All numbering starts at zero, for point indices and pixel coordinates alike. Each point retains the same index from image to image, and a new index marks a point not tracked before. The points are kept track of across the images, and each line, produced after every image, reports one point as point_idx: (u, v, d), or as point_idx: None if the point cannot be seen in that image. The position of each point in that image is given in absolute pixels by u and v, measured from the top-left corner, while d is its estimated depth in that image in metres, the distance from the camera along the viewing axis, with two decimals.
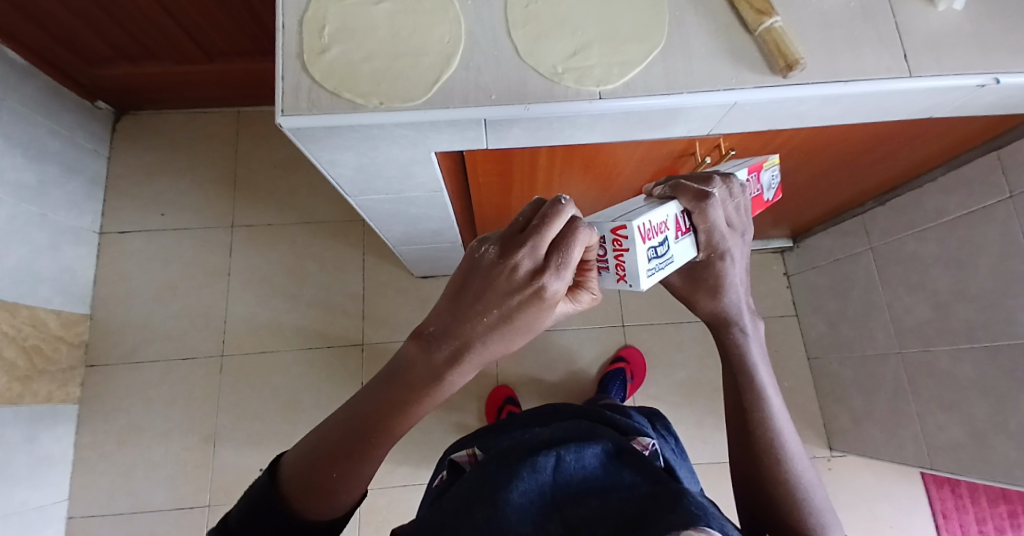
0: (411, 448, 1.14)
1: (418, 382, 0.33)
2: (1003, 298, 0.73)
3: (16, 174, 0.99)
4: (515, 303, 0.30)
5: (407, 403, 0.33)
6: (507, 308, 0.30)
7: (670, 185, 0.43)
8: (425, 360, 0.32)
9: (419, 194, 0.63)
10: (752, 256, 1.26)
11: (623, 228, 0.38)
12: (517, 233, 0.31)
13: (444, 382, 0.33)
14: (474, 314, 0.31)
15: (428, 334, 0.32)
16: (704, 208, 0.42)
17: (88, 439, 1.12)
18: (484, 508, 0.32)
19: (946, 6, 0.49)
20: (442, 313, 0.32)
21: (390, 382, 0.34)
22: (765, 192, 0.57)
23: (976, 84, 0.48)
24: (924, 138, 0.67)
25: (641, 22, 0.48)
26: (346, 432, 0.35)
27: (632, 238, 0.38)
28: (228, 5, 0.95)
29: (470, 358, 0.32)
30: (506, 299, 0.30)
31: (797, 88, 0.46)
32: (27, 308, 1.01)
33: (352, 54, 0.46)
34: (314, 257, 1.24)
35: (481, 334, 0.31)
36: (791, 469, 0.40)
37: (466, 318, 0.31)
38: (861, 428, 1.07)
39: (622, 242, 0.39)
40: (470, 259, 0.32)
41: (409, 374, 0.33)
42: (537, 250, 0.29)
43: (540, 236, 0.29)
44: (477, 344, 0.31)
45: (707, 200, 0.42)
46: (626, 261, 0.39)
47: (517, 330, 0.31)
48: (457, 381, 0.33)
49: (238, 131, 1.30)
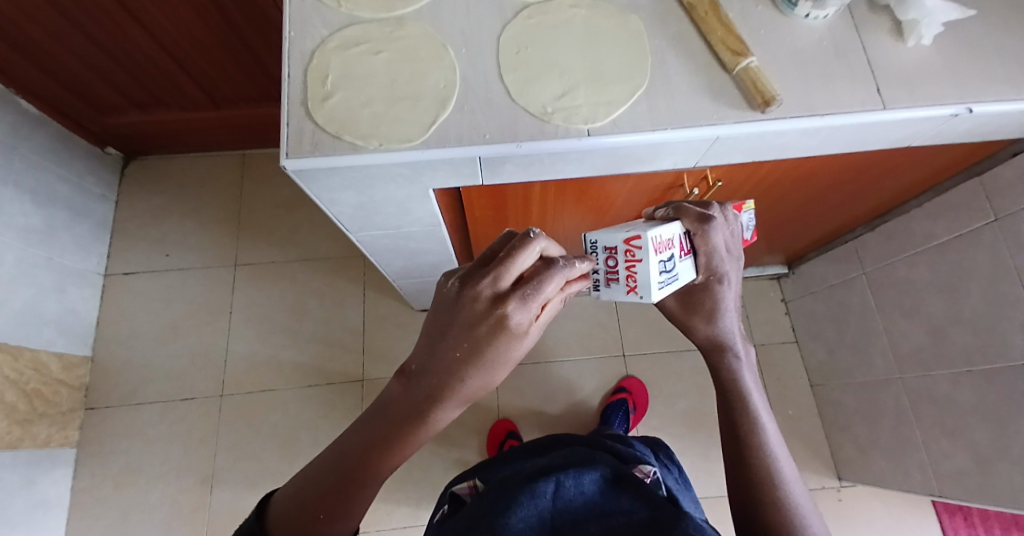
0: (410, 487, 1.11)
1: (402, 417, 0.34)
2: (998, 321, 0.73)
3: (26, 219, 1.02)
4: (482, 333, 0.31)
5: (392, 439, 0.35)
6: (475, 340, 0.32)
7: (674, 208, 0.46)
8: (408, 396, 0.34)
9: (416, 229, 0.65)
10: (748, 284, 1.27)
11: (638, 239, 0.39)
12: (483, 266, 0.33)
13: (427, 417, 0.34)
14: (447, 349, 0.33)
15: (410, 372, 0.35)
16: (706, 230, 0.44)
17: (83, 483, 1.10)
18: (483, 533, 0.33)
19: (915, 41, 0.53)
20: (422, 350, 0.34)
21: (377, 419, 0.35)
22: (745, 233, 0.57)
23: (949, 113, 0.51)
24: (904, 166, 0.70)
25: (626, 65, 0.51)
26: (333, 469, 0.35)
27: (646, 248, 0.39)
28: (237, 57, 1.01)
29: (449, 394, 0.34)
30: (475, 330, 0.32)
31: (775, 122, 0.49)
32: (29, 351, 1.01)
33: (353, 99, 0.49)
34: (314, 293, 1.25)
35: (455, 369, 0.33)
36: (789, 495, 0.40)
37: (440, 351, 0.33)
38: (868, 457, 1.05)
39: (635, 253, 0.39)
40: (440, 295, 0.34)
41: (393, 410, 0.35)
42: (499, 279, 0.31)
43: (503, 267, 0.31)
44: (453, 379, 0.33)
45: (709, 222, 0.44)
46: (637, 273, 0.39)
47: (489, 362, 0.32)
48: (443, 416, 0.35)
49: (242, 172, 1.34)
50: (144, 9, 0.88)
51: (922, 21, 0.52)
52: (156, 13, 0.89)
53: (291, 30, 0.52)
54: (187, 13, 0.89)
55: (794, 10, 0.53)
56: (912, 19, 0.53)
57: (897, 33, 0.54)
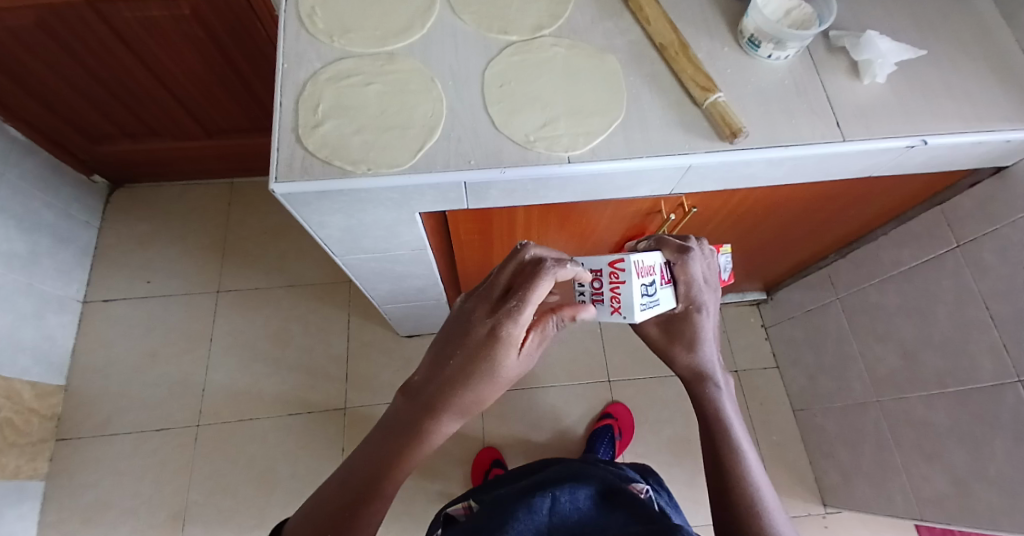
0: (391, 519, 1.08)
1: (404, 430, 0.36)
2: (967, 345, 0.76)
3: (8, 245, 1.01)
4: (479, 344, 0.34)
5: (395, 454, 0.35)
6: (471, 350, 0.34)
7: (655, 241, 0.51)
8: (413, 406, 0.36)
9: (403, 252, 0.66)
10: (729, 310, 1.30)
11: (621, 261, 0.42)
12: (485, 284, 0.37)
13: (427, 429, 0.36)
14: (448, 360, 0.35)
15: (414, 386, 0.37)
16: (684, 261, 0.49)
17: (49, 520, 1.05)
18: None
19: (871, 80, 0.57)
20: (427, 364, 0.37)
21: (383, 432, 0.37)
22: (723, 273, 0.64)
23: (905, 145, 0.55)
24: (868, 196, 0.74)
25: (603, 99, 0.54)
26: (338, 490, 0.35)
27: (628, 271, 0.42)
28: (231, 88, 1.04)
29: (450, 404, 0.35)
30: (472, 342, 0.34)
31: (743, 152, 0.52)
32: (2, 379, 0.98)
33: (343, 127, 0.51)
34: (299, 320, 1.24)
35: (456, 379, 0.35)
36: (768, 522, 0.38)
37: (441, 363, 0.36)
38: (851, 482, 1.05)
39: (619, 275, 0.43)
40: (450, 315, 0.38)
41: (398, 423, 0.37)
42: (494, 292, 0.35)
43: (498, 280, 0.35)
44: (451, 391, 0.35)
45: (688, 252, 0.49)
46: (622, 293, 0.43)
47: (484, 373, 0.35)
48: (445, 428, 0.37)
49: (231, 200, 1.34)
50: (142, 43, 0.91)
51: (875, 62, 0.57)
52: (152, 46, 0.92)
53: (285, 63, 0.54)
54: (183, 46, 0.92)
55: (757, 51, 0.57)
56: (867, 60, 0.57)
57: (854, 73, 0.58)
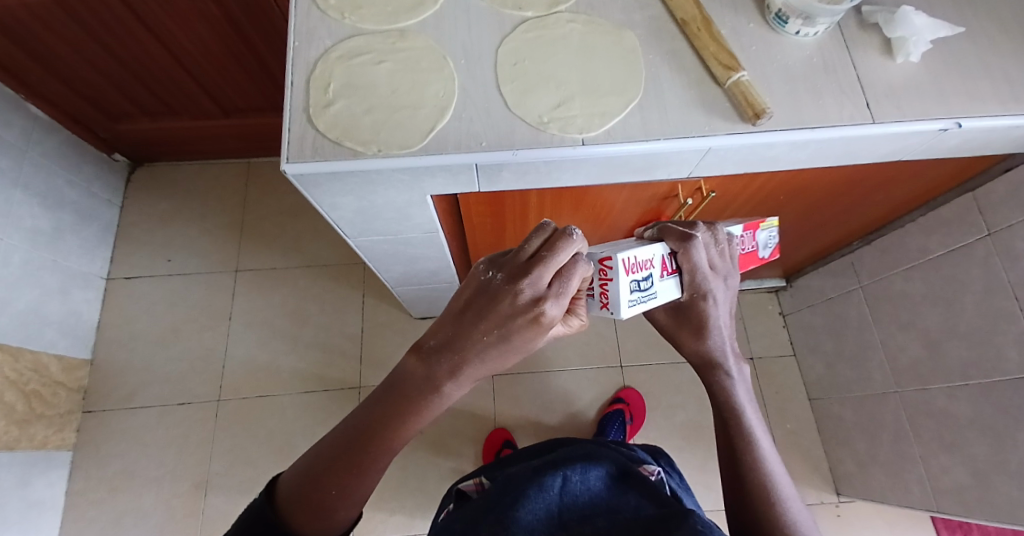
0: (404, 494, 1.11)
1: (412, 396, 0.34)
2: (993, 335, 0.74)
3: (32, 222, 1.04)
4: (514, 325, 0.32)
5: (404, 418, 0.34)
6: (506, 329, 0.32)
7: (658, 229, 0.46)
8: (427, 372, 0.34)
9: (416, 234, 0.66)
10: (746, 297, 1.27)
11: (609, 259, 0.41)
12: (521, 260, 0.33)
13: (438, 399, 0.34)
14: (476, 333, 0.33)
15: (429, 348, 0.34)
16: (688, 249, 0.43)
17: (79, 486, 1.10)
18: (492, 525, 0.32)
19: (904, 58, 0.54)
20: (448, 329, 0.34)
21: (389, 396, 0.35)
22: (761, 251, 0.60)
23: (938, 128, 0.52)
24: (897, 180, 0.70)
25: (618, 79, 0.52)
26: (343, 446, 0.35)
27: (615, 268, 0.41)
28: (246, 67, 1.04)
29: (468, 376, 0.34)
30: (508, 321, 0.32)
31: (765, 134, 0.50)
32: (30, 352, 1.02)
33: (355, 107, 0.50)
34: (315, 299, 1.26)
35: (480, 354, 0.33)
36: (786, 513, 0.37)
37: (467, 334, 0.33)
38: (867, 472, 1.04)
39: (608, 272, 0.42)
40: (477, 281, 0.34)
41: (407, 387, 0.34)
42: (540, 278, 0.32)
43: (545, 266, 0.32)
44: (474, 363, 0.33)
45: (691, 241, 0.43)
46: (609, 290, 0.42)
47: (513, 352, 0.33)
48: (455, 397, 0.35)
49: (248, 181, 1.36)
50: (158, 21, 0.91)
51: (910, 39, 0.54)
52: (168, 24, 0.92)
53: (296, 41, 0.54)
54: (198, 23, 0.92)
55: (784, 27, 0.54)
56: (900, 37, 0.54)
57: (886, 50, 0.55)
